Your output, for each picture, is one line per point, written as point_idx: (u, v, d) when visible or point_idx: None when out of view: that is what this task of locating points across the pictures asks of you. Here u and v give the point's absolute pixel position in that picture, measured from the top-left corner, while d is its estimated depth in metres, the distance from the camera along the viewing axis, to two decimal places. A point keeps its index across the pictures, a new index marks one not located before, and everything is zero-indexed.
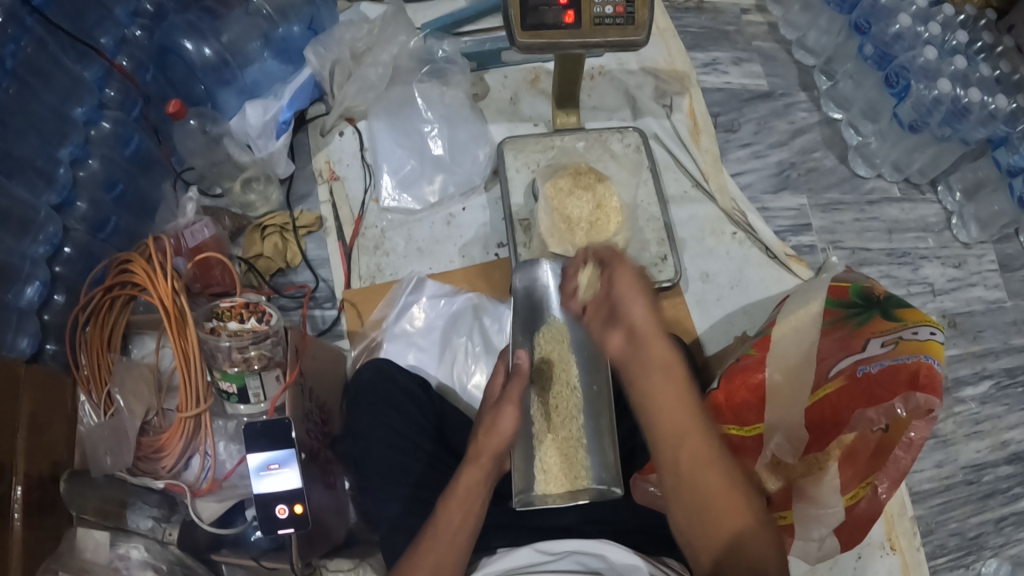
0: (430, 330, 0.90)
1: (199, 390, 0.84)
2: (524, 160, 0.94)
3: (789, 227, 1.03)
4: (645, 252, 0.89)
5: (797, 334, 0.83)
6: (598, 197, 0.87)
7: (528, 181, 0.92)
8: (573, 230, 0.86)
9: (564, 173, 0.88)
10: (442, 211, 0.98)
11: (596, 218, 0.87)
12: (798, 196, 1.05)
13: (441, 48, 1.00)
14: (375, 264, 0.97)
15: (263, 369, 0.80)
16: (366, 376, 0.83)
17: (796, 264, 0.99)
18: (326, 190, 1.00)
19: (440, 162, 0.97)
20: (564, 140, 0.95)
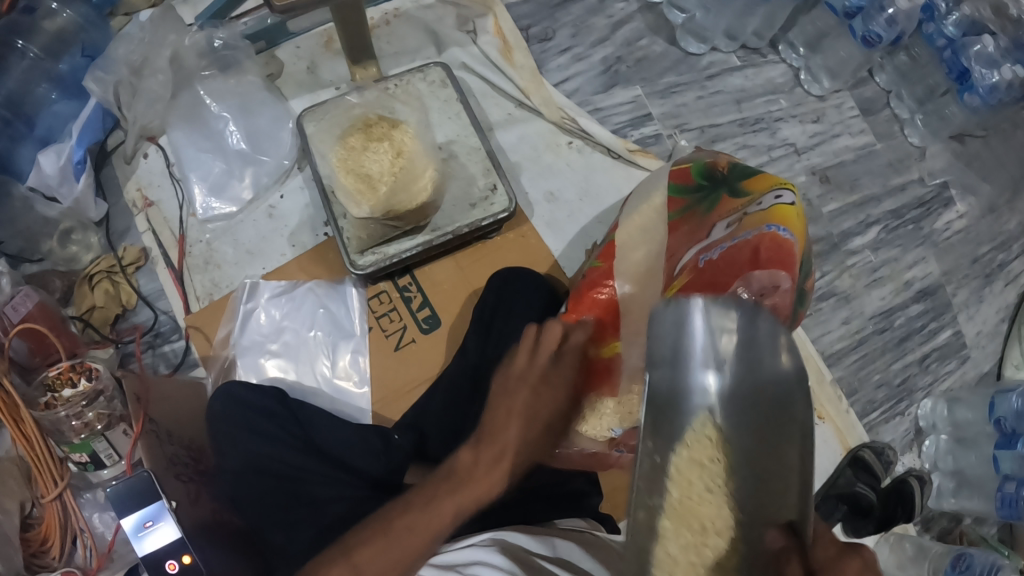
0: (281, 332, 0.86)
1: (55, 467, 0.79)
2: (321, 123, 0.84)
3: (628, 121, 0.99)
4: (472, 187, 0.83)
5: (644, 232, 0.80)
6: (396, 146, 0.78)
7: (331, 144, 0.81)
8: (376, 187, 0.76)
9: (354, 130, 0.79)
10: (260, 206, 0.92)
11: (391, 171, 0.77)
12: (631, 88, 1.00)
13: (219, 36, 0.93)
14: (209, 280, 0.90)
15: (106, 429, 0.77)
16: (217, 407, 0.79)
17: (642, 157, 0.95)
18: (144, 220, 0.95)
19: (246, 155, 0.91)
20: (363, 95, 0.85)
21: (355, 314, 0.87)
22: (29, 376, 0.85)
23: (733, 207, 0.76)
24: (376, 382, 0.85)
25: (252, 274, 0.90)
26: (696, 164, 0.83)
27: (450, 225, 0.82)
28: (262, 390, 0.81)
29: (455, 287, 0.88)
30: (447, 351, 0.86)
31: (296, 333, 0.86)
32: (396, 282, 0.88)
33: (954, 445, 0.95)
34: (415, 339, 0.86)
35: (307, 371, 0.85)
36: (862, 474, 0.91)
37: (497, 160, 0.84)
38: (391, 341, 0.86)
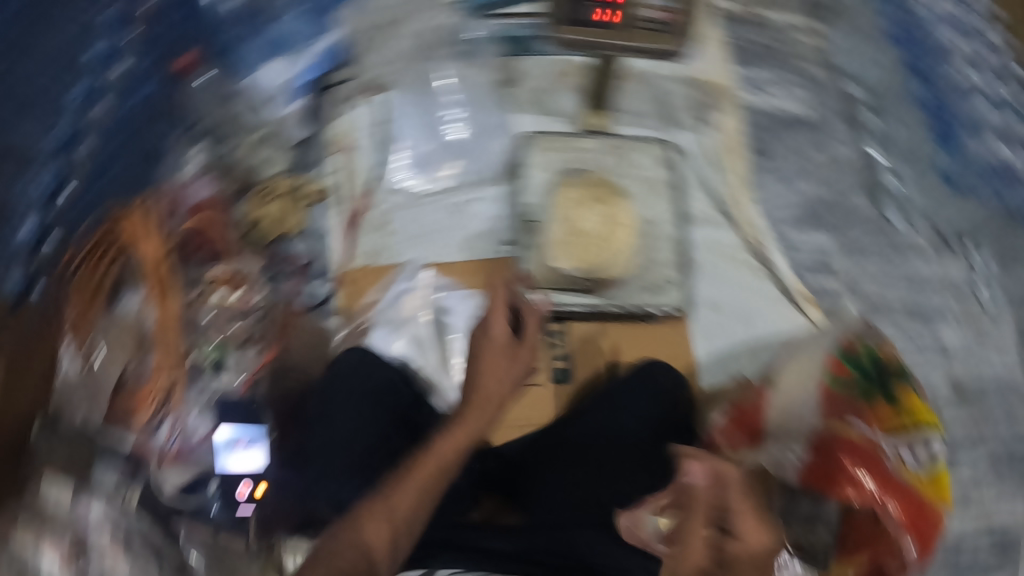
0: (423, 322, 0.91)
1: (175, 355, 0.82)
2: (547, 159, 0.94)
3: (809, 266, 1.01)
4: (657, 270, 0.92)
5: (799, 379, 0.86)
6: (609, 207, 0.88)
7: (547, 184, 0.92)
8: (575, 241, 0.89)
9: (575, 184, 0.92)
10: (452, 199, 0.93)
11: (597, 231, 0.87)
12: (825, 235, 1.02)
13: (476, 30, 0.98)
14: (378, 243, 0.93)
15: (244, 343, 0.86)
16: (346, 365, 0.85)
17: (811, 307, 0.98)
18: (335, 162, 0.96)
19: (461, 146, 0.95)
20: (593, 145, 0.96)
21: None
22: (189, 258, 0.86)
23: (889, 418, 0.78)
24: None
25: (421, 259, 0.92)
26: (867, 347, 0.85)
27: (622, 298, 0.91)
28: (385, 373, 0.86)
29: (597, 349, 0.91)
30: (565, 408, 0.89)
31: (437, 327, 0.91)
32: (547, 325, 0.91)
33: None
34: (541, 384, 0.90)
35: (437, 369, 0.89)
36: None
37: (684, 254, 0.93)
38: (519, 376, 0.90)
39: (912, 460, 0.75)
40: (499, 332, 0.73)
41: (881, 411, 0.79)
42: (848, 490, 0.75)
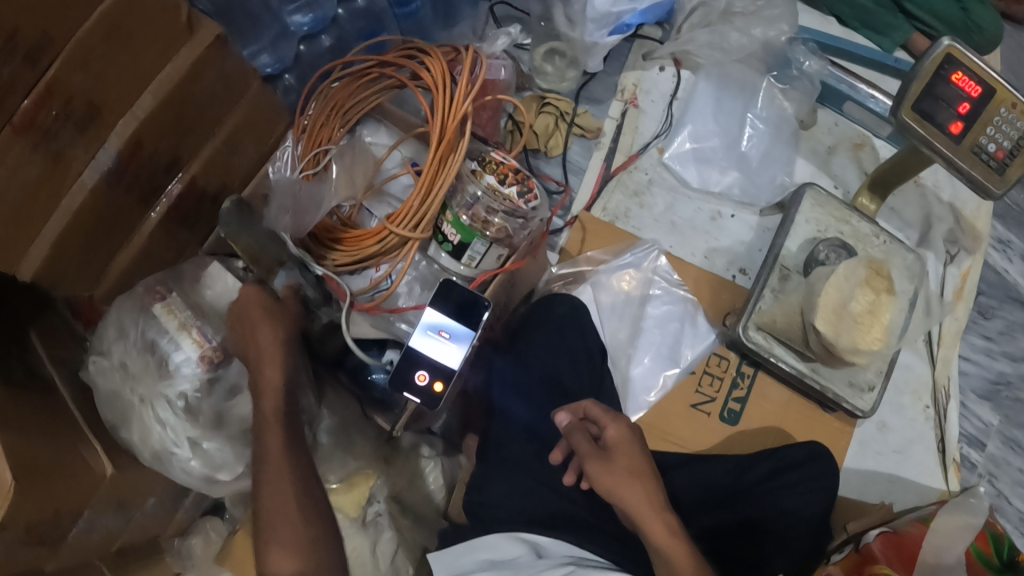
0: (632, 303, 0.89)
1: (423, 215, 0.74)
2: (819, 211, 0.91)
3: (966, 435, 1.01)
4: (861, 373, 0.88)
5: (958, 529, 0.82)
6: (878, 304, 0.80)
7: (812, 236, 0.89)
8: (838, 320, 0.79)
9: (865, 263, 0.80)
10: (712, 205, 0.94)
11: (861, 319, 0.79)
12: (993, 414, 1.01)
13: (806, 61, 0.94)
14: (624, 207, 0.93)
15: (494, 242, 0.74)
16: (559, 310, 0.85)
17: (953, 472, 0.97)
18: (620, 110, 0.95)
19: (743, 160, 0.92)
20: (861, 222, 0.90)
21: (695, 351, 0.89)
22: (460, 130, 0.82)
23: None
24: (654, 413, 0.89)
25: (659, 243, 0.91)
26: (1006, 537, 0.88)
27: (825, 381, 0.86)
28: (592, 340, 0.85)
29: (772, 411, 0.90)
30: (720, 446, 0.89)
31: (641, 314, 0.89)
32: (741, 365, 0.91)
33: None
34: (708, 414, 0.90)
35: (626, 349, 0.88)
36: None
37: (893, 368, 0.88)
38: (695, 396, 0.90)
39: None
40: None
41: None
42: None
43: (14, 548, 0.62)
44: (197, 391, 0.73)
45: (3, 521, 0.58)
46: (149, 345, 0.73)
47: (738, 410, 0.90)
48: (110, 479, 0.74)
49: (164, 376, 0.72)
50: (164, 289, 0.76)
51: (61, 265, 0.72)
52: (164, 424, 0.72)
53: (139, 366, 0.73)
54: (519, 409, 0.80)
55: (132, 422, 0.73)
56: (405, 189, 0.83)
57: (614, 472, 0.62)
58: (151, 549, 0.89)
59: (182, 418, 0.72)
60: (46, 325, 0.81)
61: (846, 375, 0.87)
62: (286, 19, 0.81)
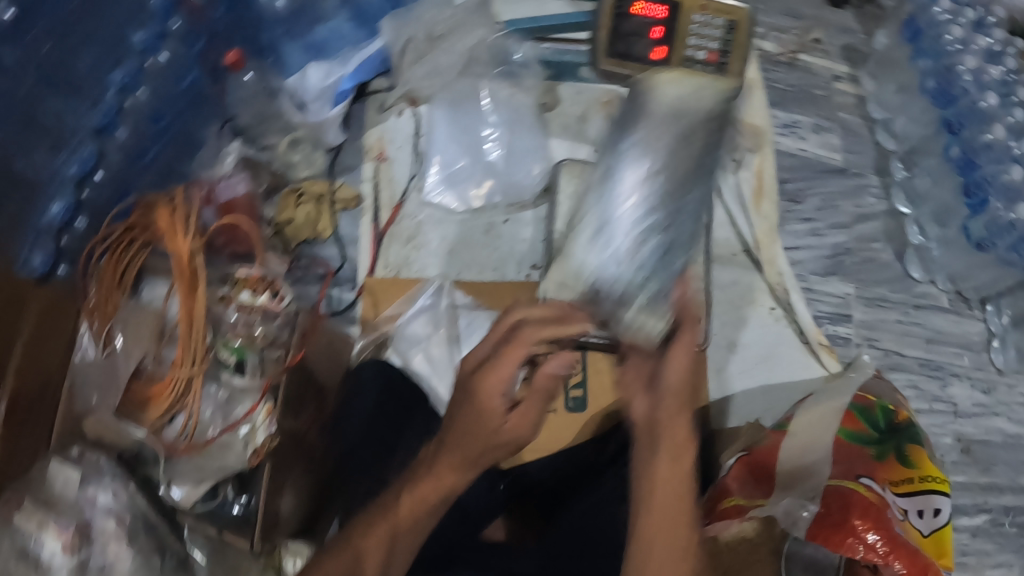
0: (440, 340, 0.91)
1: (196, 352, 0.80)
2: (580, 185, 0.93)
3: (828, 313, 1.05)
4: None
5: (813, 428, 0.82)
6: None
7: (579, 209, 0.89)
8: None
9: None
10: (484, 218, 0.98)
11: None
12: (846, 284, 1.07)
13: (519, 51, 0.99)
14: (403, 255, 0.97)
15: (265, 348, 0.83)
16: (366, 374, 0.87)
17: (828, 354, 0.98)
18: (371, 168, 1.00)
19: (493, 168, 0.96)
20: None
21: None
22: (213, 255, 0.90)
23: (893, 476, 0.78)
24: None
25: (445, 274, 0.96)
26: (880, 402, 0.84)
27: None
28: (406, 390, 0.87)
29: (615, 381, 0.92)
30: (578, 436, 0.90)
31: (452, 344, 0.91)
32: None
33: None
34: (556, 411, 0.90)
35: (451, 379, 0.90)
36: None
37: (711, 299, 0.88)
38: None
39: (915, 519, 0.76)
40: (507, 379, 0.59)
41: (892, 470, 0.79)
42: (856, 543, 0.70)
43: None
44: None
45: None
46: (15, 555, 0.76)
47: (582, 394, 0.92)
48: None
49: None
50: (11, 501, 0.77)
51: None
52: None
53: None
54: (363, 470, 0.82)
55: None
56: None
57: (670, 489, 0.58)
58: None
59: None
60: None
61: None
62: (40, 222, 0.89)
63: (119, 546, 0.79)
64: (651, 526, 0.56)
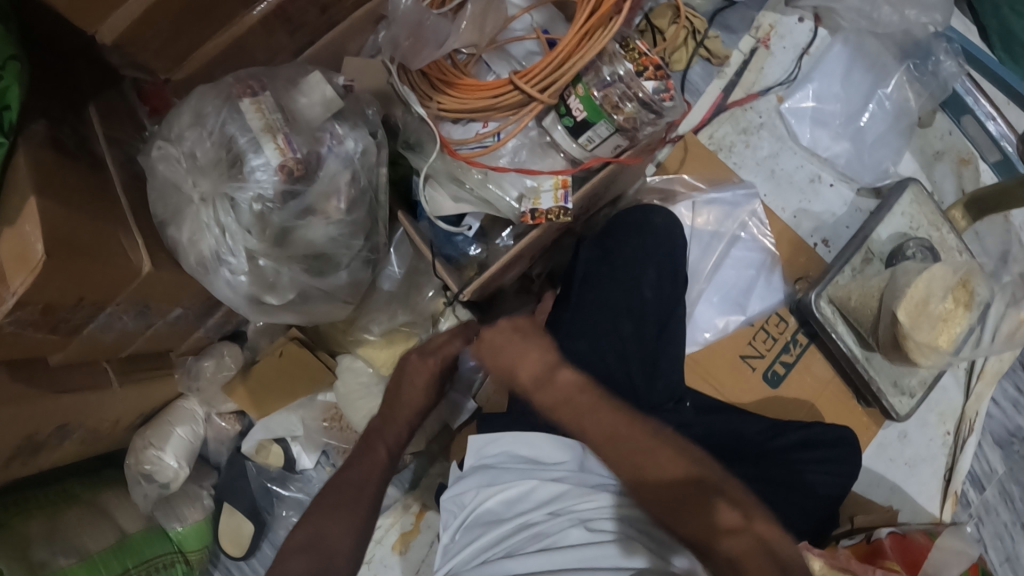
0: (717, 236, 0.90)
1: (549, 82, 0.70)
2: (914, 210, 0.90)
3: (975, 476, 0.99)
4: (907, 377, 0.88)
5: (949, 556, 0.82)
6: (953, 315, 0.77)
7: (902, 230, 0.89)
8: (920, 316, 0.77)
9: (956, 274, 0.78)
10: (814, 167, 0.94)
11: (940, 325, 0.76)
12: (1002, 461, 0.99)
13: (941, 56, 0.90)
14: (729, 139, 0.93)
15: (618, 131, 0.71)
16: (659, 222, 0.82)
17: (949, 503, 0.96)
18: (750, 47, 0.94)
19: (855, 132, 0.92)
20: (947, 235, 0.90)
21: (762, 304, 0.90)
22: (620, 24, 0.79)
23: None
24: (706, 349, 0.90)
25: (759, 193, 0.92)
26: None
27: (874, 374, 0.87)
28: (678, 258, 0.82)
29: (812, 387, 0.90)
30: (756, 401, 0.88)
31: (724, 250, 0.90)
32: (797, 331, 0.90)
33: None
34: (752, 369, 0.89)
35: (700, 281, 0.89)
36: None
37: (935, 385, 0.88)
38: (746, 347, 0.90)
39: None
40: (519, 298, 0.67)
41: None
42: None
43: (28, 325, 0.62)
44: (270, 202, 0.66)
45: (25, 296, 0.59)
46: (225, 142, 0.66)
47: (781, 377, 0.89)
48: (145, 277, 0.71)
49: (234, 177, 0.65)
50: (255, 86, 0.69)
51: (143, 40, 0.67)
52: (224, 230, 0.66)
53: (208, 161, 0.66)
54: (606, 296, 0.77)
55: (185, 219, 0.68)
56: (527, 55, 0.78)
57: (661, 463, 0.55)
58: (159, 361, 0.88)
59: (243, 227, 0.66)
60: (107, 104, 0.75)
61: (896, 376, 0.87)
62: None
63: (339, 204, 0.69)
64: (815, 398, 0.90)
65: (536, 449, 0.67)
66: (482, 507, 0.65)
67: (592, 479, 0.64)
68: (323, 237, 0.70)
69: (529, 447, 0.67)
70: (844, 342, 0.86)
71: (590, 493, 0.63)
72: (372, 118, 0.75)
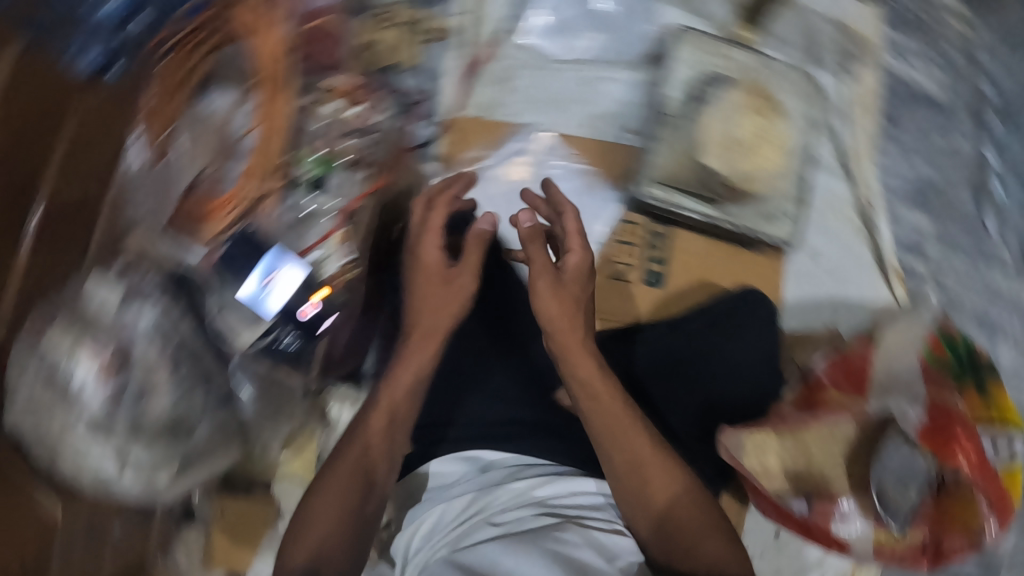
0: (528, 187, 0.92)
1: (269, 163, 0.77)
2: (693, 54, 0.87)
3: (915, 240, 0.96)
4: (777, 201, 0.89)
5: (902, 347, 0.82)
6: (761, 126, 0.87)
7: (689, 77, 0.88)
8: (732, 149, 0.87)
9: (742, 91, 0.88)
10: (583, 71, 0.92)
11: (748, 143, 0.87)
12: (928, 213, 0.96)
13: None
14: (492, 98, 0.93)
15: (351, 165, 0.82)
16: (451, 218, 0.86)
17: (897, 282, 0.92)
18: (466, 2, 0.90)
19: (599, 21, 0.92)
20: (739, 54, 0.88)
21: (604, 221, 0.93)
22: (311, 66, 0.80)
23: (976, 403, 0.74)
24: None
25: (542, 124, 0.93)
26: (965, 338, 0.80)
27: (739, 219, 0.90)
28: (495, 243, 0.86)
29: (695, 263, 0.93)
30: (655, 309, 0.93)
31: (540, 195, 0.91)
32: (651, 226, 0.93)
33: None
34: (630, 282, 0.93)
35: None
36: None
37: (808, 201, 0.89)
38: (612, 268, 0.93)
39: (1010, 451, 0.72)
40: (432, 257, 0.74)
41: (976, 404, 0.74)
42: (960, 458, 0.71)
43: None
44: (108, 409, 0.68)
45: None
46: (48, 380, 0.67)
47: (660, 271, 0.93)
48: (63, 524, 0.75)
49: (70, 407, 0.67)
50: (44, 318, 0.70)
51: None
52: (90, 453, 0.68)
53: (42, 404, 0.67)
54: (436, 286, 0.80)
55: (63, 460, 0.68)
56: None
57: (592, 387, 0.69)
58: None
59: (102, 441, 0.67)
60: None
61: (762, 207, 0.89)
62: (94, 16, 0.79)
63: (165, 371, 0.72)
64: (701, 271, 0.93)
65: (443, 477, 0.76)
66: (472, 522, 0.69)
67: (496, 473, 0.74)
68: (169, 404, 0.71)
69: (435, 479, 0.75)
70: (692, 207, 0.89)
71: (495, 487, 0.73)
72: (160, 279, 0.76)
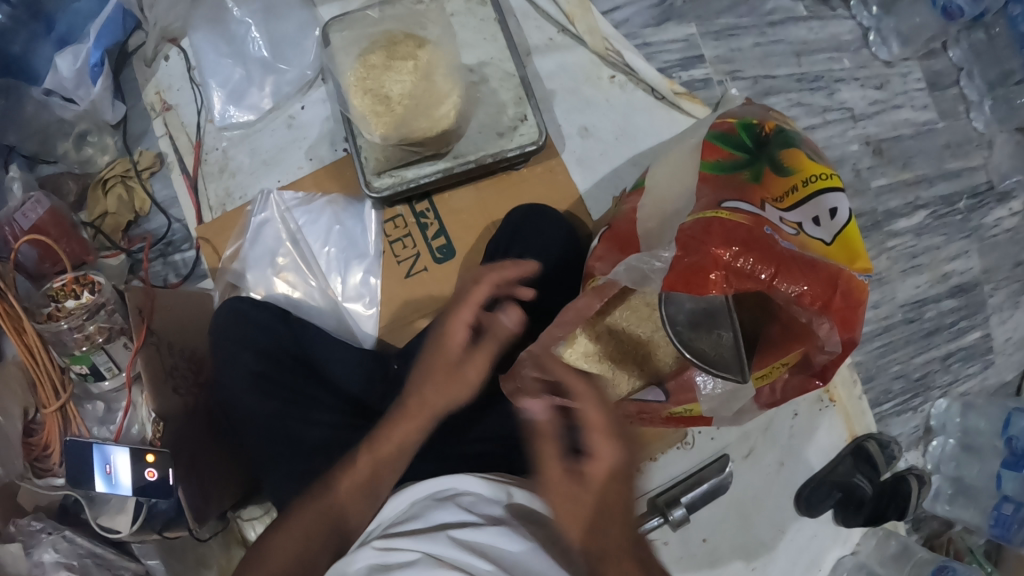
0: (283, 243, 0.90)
1: (53, 377, 0.80)
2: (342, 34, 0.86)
3: (676, 61, 0.97)
4: (502, 117, 0.86)
5: (672, 168, 0.79)
6: (420, 66, 0.80)
7: (343, 48, 0.84)
8: (393, 107, 0.80)
9: (376, 47, 0.81)
10: (281, 115, 0.95)
11: (411, 83, 0.80)
12: (685, 25, 0.97)
13: None
14: (223, 189, 0.95)
15: (106, 343, 0.79)
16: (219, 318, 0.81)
17: (687, 101, 0.94)
18: (161, 123, 0.98)
19: (267, 64, 0.93)
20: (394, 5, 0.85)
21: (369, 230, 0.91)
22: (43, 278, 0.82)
23: (778, 183, 0.71)
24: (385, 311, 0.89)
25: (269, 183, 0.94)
26: (742, 120, 0.76)
27: (473, 152, 0.85)
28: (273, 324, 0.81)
29: (474, 218, 0.91)
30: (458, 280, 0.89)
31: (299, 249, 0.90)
32: (412, 208, 0.90)
33: (959, 451, 0.98)
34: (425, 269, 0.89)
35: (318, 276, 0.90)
36: (862, 462, 0.93)
37: (527, 89, 0.87)
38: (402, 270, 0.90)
39: (814, 230, 0.69)
40: (449, 352, 0.75)
41: (771, 184, 0.71)
42: (725, 250, 0.63)
43: None
44: None
45: None
46: None
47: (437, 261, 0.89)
48: None
49: None
50: None
51: None
52: None
53: None
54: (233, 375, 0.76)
55: None
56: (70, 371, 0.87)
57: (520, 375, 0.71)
58: None
59: None
60: None
61: (483, 132, 0.85)
62: None
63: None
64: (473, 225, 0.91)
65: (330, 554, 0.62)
66: (428, 508, 0.60)
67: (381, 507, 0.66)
68: None
69: None
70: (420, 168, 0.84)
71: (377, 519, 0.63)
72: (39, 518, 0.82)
